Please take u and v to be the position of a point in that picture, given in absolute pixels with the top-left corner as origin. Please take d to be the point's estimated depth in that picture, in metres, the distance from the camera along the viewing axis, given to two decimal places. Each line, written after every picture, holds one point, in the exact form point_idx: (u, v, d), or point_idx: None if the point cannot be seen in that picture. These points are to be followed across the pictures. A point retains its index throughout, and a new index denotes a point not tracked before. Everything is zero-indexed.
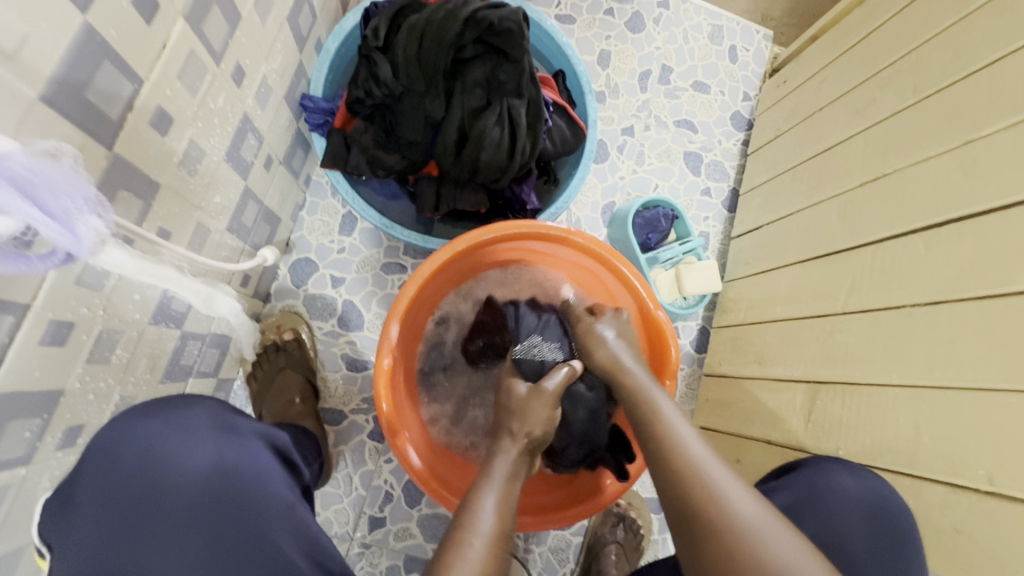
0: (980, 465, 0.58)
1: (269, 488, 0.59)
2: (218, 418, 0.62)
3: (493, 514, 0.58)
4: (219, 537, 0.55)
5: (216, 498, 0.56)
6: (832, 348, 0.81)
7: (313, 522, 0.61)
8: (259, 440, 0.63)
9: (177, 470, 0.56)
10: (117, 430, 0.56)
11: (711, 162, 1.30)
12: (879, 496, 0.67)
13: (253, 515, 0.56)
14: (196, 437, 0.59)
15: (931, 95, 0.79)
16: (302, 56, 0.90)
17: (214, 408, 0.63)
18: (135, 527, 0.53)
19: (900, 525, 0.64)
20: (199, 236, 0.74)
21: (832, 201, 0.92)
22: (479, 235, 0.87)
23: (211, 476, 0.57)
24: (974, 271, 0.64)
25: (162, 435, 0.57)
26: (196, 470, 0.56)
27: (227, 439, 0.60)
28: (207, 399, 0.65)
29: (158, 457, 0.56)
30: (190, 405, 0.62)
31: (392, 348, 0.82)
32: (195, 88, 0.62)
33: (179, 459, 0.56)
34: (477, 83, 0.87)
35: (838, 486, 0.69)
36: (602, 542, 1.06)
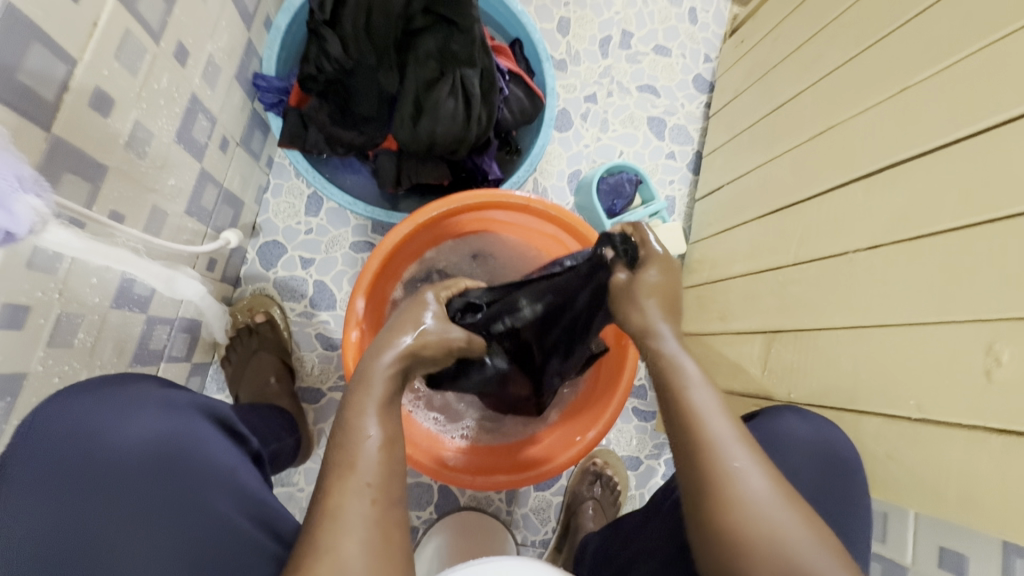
0: (912, 397, 0.61)
1: (216, 451, 0.59)
2: (160, 395, 0.60)
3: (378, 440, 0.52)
4: (157, 510, 0.54)
5: (156, 469, 0.55)
6: (784, 299, 0.85)
7: (259, 486, 0.61)
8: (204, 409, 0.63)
9: (109, 444, 0.55)
10: (51, 407, 0.55)
11: (674, 126, 1.31)
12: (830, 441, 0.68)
13: (193, 484, 0.56)
14: (133, 411, 0.57)
15: (872, 46, 0.80)
16: (251, 35, 0.89)
17: (148, 388, 0.61)
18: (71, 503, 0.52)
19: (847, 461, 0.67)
20: (156, 220, 0.74)
21: (785, 156, 0.94)
22: (436, 207, 0.88)
23: (148, 447, 0.56)
24: (909, 214, 0.67)
25: (100, 404, 0.56)
26: (130, 443, 0.55)
27: (168, 413, 0.59)
28: (148, 378, 0.63)
29: (97, 427, 0.55)
30: (128, 382, 0.60)
31: (358, 322, 0.84)
32: (135, 68, 0.61)
33: (118, 429, 0.56)
34: (429, 54, 0.86)
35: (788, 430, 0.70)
36: (580, 499, 1.10)
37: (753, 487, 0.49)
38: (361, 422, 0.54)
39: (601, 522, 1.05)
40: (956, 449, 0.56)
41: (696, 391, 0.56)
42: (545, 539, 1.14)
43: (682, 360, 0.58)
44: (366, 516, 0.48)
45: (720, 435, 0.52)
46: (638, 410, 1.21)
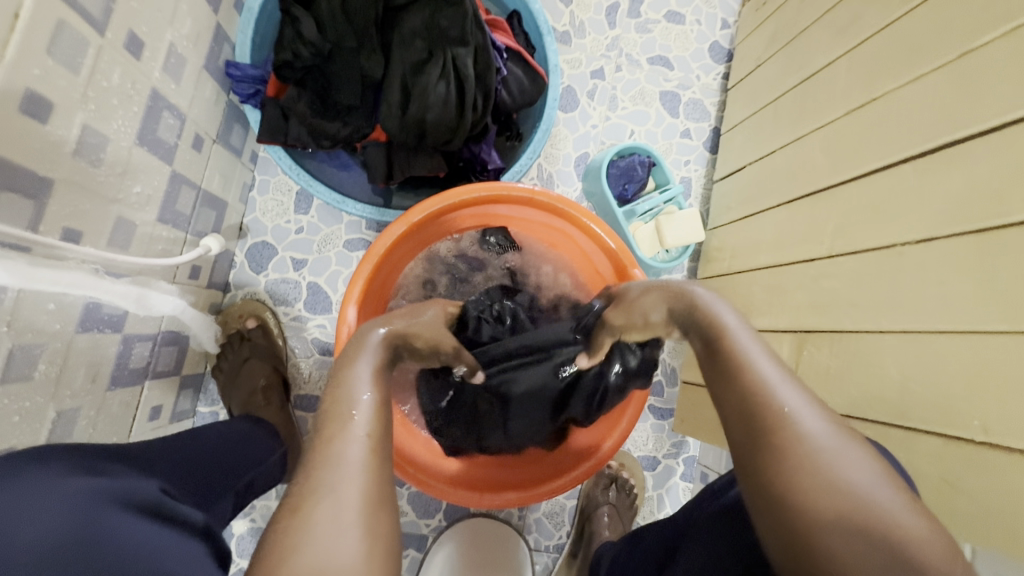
0: (973, 415, 0.54)
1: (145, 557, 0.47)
2: (76, 474, 0.49)
3: (366, 387, 0.51)
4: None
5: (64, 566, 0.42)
6: (819, 295, 0.76)
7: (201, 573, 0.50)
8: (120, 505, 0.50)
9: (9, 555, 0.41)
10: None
11: (689, 101, 1.21)
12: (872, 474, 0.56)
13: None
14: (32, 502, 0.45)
15: (922, 4, 0.70)
16: (220, 19, 0.81)
17: (58, 471, 0.48)
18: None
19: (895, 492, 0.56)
20: (122, 232, 0.67)
21: (817, 133, 0.84)
22: (432, 204, 0.80)
23: (54, 544, 0.43)
24: (970, 202, 0.58)
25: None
26: (26, 542, 0.42)
27: (75, 503, 0.47)
28: (52, 449, 0.51)
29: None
30: (38, 458, 0.49)
31: (352, 333, 0.78)
32: (76, 65, 0.54)
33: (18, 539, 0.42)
34: (416, 32, 0.78)
35: None
36: (595, 504, 1.05)
37: (844, 467, 0.40)
38: (353, 381, 0.51)
39: (618, 531, 0.99)
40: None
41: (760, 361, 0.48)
42: (560, 544, 1.10)
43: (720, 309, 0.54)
44: (361, 460, 0.44)
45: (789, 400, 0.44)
46: (654, 408, 1.13)
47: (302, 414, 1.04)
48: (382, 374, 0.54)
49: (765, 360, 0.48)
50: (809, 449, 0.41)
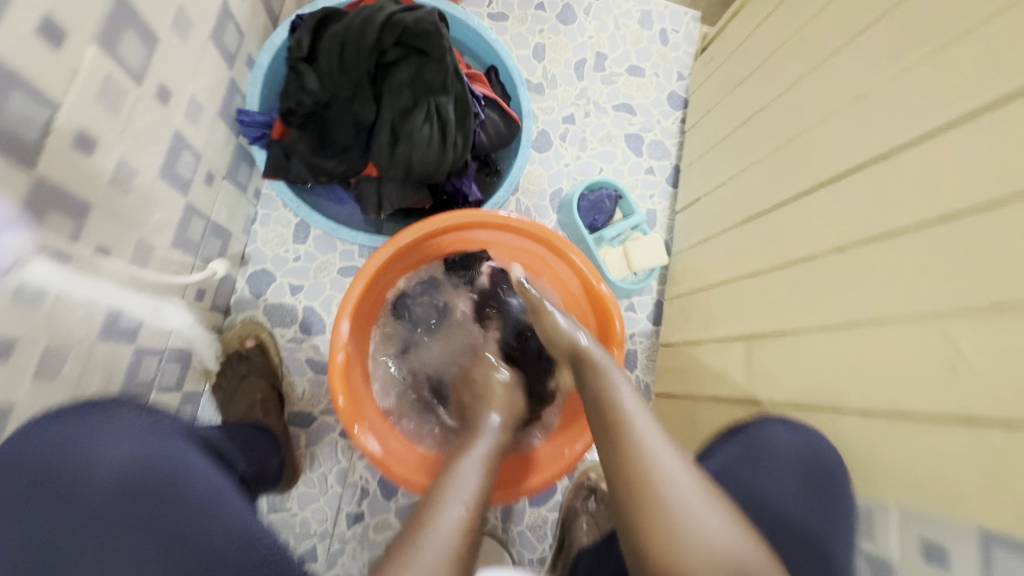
0: (885, 394, 0.63)
1: (195, 475, 0.60)
2: (141, 419, 0.62)
3: (460, 503, 0.61)
4: (134, 536, 0.54)
5: (132, 495, 0.56)
6: (762, 303, 0.86)
7: (241, 517, 0.59)
8: (179, 437, 0.64)
9: (89, 467, 0.56)
10: (25, 434, 0.56)
11: (652, 142, 1.35)
12: (811, 445, 0.74)
13: (170, 514, 0.56)
14: (112, 436, 0.58)
15: (828, 57, 0.84)
16: (234, 73, 0.93)
17: (95, 430, 0.58)
18: (47, 524, 0.53)
19: (829, 463, 0.71)
20: (143, 252, 0.76)
21: (756, 166, 0.97)
22: (418, 229, 0.90)
23: (127, 470, 0.56)
24: (872, 215, 0.69)
25: (82, 433, 0.58)
26: (109, 467, 0.56)
27: (143, 437, 0.60)
28: (129, 405, 0.64)
29: (74, 453, 0.56)
30: (108, 408, 0.61)
31: (344, 344, 0.86)
32: (118, 109, 0.65)
33: (92, 457, 0.56)
34: (403, 84, 0.90)
35: (772, 438, 0.78)
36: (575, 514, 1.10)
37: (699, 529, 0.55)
38: (450, 496, 0.61)
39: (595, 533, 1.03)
40: (931, 438, 0.57)
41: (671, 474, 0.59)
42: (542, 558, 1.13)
43: (640, 420, 0.65)
44: None
45: (687, 500, 0.57)
46: None
47: (295, 429, 1.10)
48: (487, 479, 0.66)
49: (677, 469, 0.60)
50: (672, 500, 0.57)
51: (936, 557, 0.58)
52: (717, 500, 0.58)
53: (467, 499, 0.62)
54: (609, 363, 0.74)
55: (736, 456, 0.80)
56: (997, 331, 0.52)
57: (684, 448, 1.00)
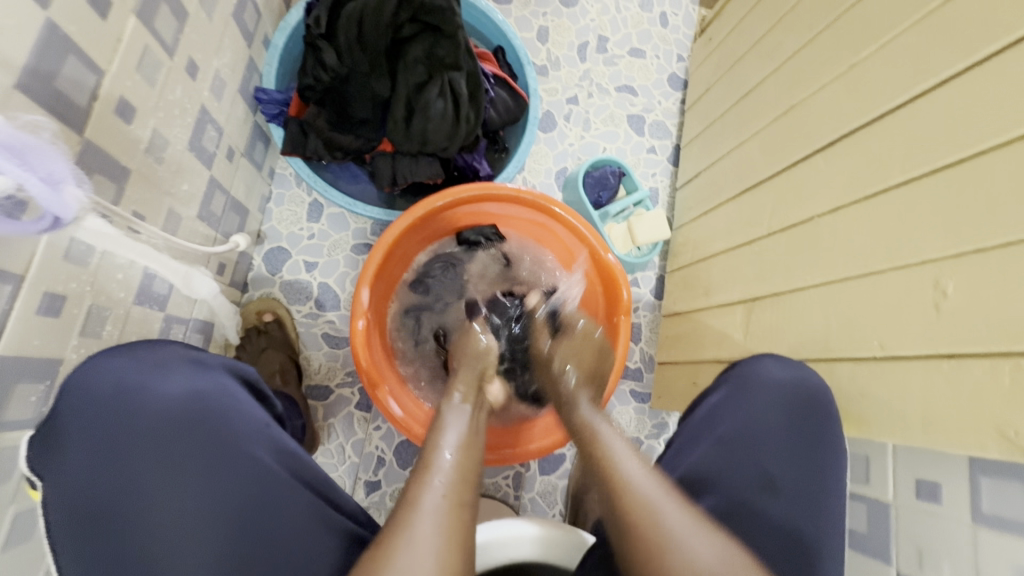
0: (874, 336, 0.65)
1: (241, 412, 0.63)
2: (186, 354, 0.64)
3: (444, 475, 0.60)
4: (196, 453, 0.58)
5: (189, 421, 0.59)
6: (762, 266, 0.90)
7: (285, 438, 0.65)
8: (226, 372, 0.66)
9: (146, 396, 0.58)
10: (85, 366, 0.58)
11: (653, 122, 1.39)
12: (798, 378, 0.74)
13: (225, 436, 0.60)
14: (165, 368, 0.61)
15: (822, 31, 0.88)
16: (252, 52, 0.96)
17: (150, 369, 0.60)
18: (110, 445, 0.56)
19: (821, 399, 0.71)
20: (172, 222, 0.79)
21: (754, 139, 1.01)
22: (433, 202, 0.93)
23: (183, 400, 0.59)
24: (860, 175, 0.73)
25: (134, 367, 0.60)
26: (167, 395, 0.59)
27: (194, 369, 0.63)
28: (171, 341, 0.66)
29: (128, 387, 0.58)
30: (158, 344, 0.64)
31: (364, 311, 0.89)
32: (153, 80, 0.68)
33: (148, 388, 0.59)
34: (418, 59, 0.94)
35: (761, 372, 0.76)
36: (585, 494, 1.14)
37: (688, 548, 0.54)
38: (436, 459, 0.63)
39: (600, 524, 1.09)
40: (916, 376, 0.60)
41: (642, 484, 0.60)
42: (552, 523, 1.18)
43: (611, 439, 0.67)
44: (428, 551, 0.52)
45: (677, 523, 0.56)
46: (634, 393, 1.23)
47: (313, 402, 1.14)
48: (468, 441, 0.68)
49: (665, 503, 0.58)
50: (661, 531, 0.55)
51: (928, 492, 0.64)
52: (699, 522, 0.57)
53: (453, 477, 0.60)
54: (591, 373, 0.79)
55: (725, 397, 0.76)
56: (980, 270, 0.55)
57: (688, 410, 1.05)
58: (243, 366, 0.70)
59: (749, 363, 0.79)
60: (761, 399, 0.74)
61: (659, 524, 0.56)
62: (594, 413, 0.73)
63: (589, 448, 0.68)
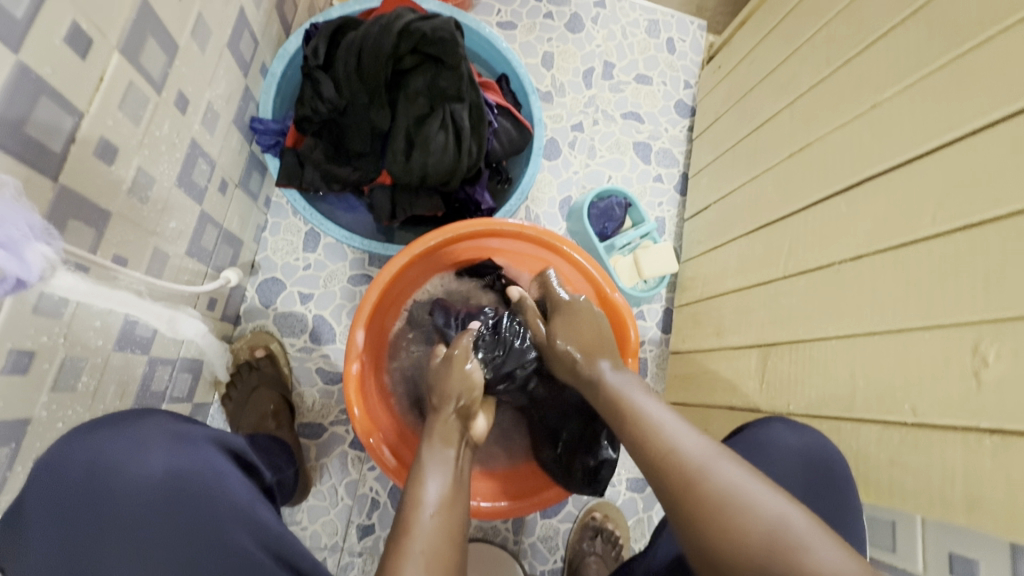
0: (906, 401, 0.62)
1: (225, 491, 0.58)
2: (169, 427, 0.60)
3: (433, 507, 0.59)
4: (173, 545, 0.53)
5: (167, 504, 0.54)
6: (777, 310, 0.86)
7: (273, 520, 0.60)
8: (213, 444, 0.62)
9: (122, 477, 0.54)
10: (60, 444, 0.54)
11: (660, 150, 1.35)
12: (816, 445, 0.70)
13: (207, 524, 0.55)
14: (145, 446, 0.57)
15: (840, 67, 0.85)
16: (248, 81, 0.93)
17: (127, 447, 0.56)
18: (84, 534, 0.52)
19: (830, 458, 0.69)
20: (157, 262, 0.75)
21: (767, 174, 0.97)
22: (432, 237, 0.89)
23: (161, 481, 0.55)
24: (888, 223, 0.69)
25: (110, 445, 0.55)
26: (145, 477, 0.54)
27: (177, 445, 0.58)
28: (158, 410, 0.62)
29: (104, 468, 0.54)
30: (142, 416, 0.60)
31: (358, 354, 0.85)
32: (138, 117, 0.64)
33: (126, 468, 0.54)
34: (418, 91, 0.90)
35: (776, 437, 0.72)
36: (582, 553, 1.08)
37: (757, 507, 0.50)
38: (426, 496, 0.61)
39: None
40: (957, 449, 0.56)
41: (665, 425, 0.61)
42: (553, 570, 1.12)
43: (648, 405, 0.65)
44: None
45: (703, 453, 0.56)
46: None
47: (305, 441, 1.09)
48: (455, 484, 0.64)
49: (686, 434, 0.59)
50: (753, 518, 0.49)
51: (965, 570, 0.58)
52: (722, 450, 0.57)
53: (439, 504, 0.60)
54: (626, 386, 0.69)
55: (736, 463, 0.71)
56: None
57: None
58: (232, 435, 0.67)
59: (759, 426, 0.75)
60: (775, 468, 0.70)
61: (700, 481, 0.53)
62: (614, 375, 0.72)
63: (611, 410, 0.68)
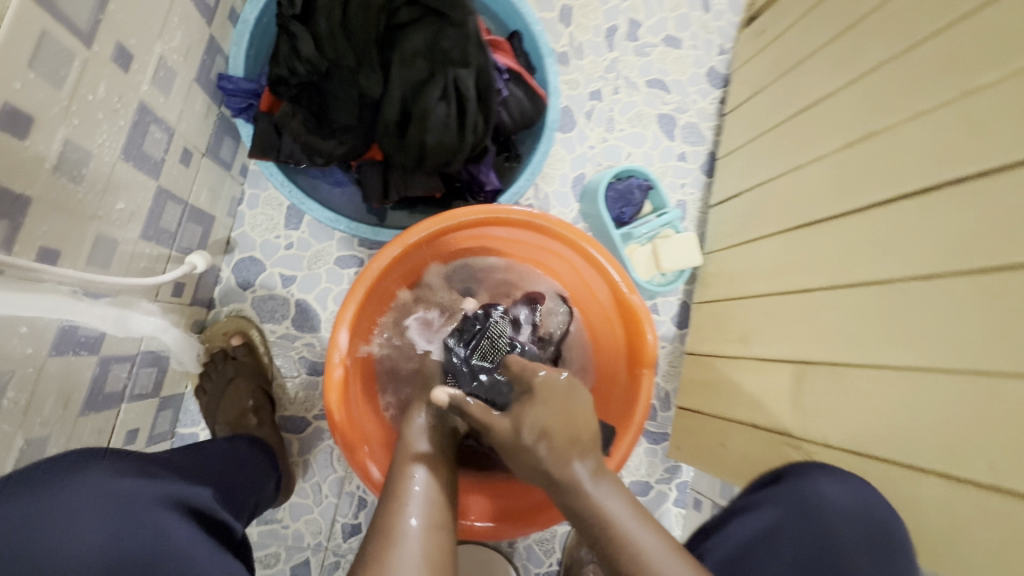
0: (979, 459, 0.53)
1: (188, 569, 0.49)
2: (109, 486, 0.50)
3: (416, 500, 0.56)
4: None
5: None
6: (820, 326, 0.76)
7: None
8: (168, 506, 0.52)
9: (59, 556, 0.45)
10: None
11: (686, 125, 1.21)
12: (867, 505, 0.63)
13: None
14: (77, 518, 0.47)
15: (923, 40, 0.70)
16: (213, 30, 0.78)
17: (57, 521, 0.46)
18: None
19: (888, 526, 0.61)
20: (102, 251, 0.64)
21: (815, 164, 0.84)
22: (428, 227, 0.77)
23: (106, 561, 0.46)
24: (975, 241, 0.58)
25: (44, 517, 0.46)
26: (79, 557, 0.46)
27: (119, 513, 0.49)
28: (103, 459, 0.53)
29: (29, 547, 0.45)
30: (80, 468, 0.51)
31: (343, 358, 0.75)
32: (59, 78, 0.51)
33: (63, 545, 0.46)
34: (417, 52, 0.77)
35: (822, 492, 0.67)
36: (580, 562, 1.02)
37: None
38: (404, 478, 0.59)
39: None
40: None
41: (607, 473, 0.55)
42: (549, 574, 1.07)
43: None
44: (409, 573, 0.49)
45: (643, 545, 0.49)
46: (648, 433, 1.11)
47: (287, 435, 1.01)
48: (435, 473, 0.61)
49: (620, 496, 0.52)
50: None
51: None
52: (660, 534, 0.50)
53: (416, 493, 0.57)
54: None
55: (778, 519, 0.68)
56: None
57: (712, 471, 0.92)
58: (194, 487, 0.58)
59: (801, 478, 0.70)
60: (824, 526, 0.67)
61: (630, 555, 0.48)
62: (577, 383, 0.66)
63: None
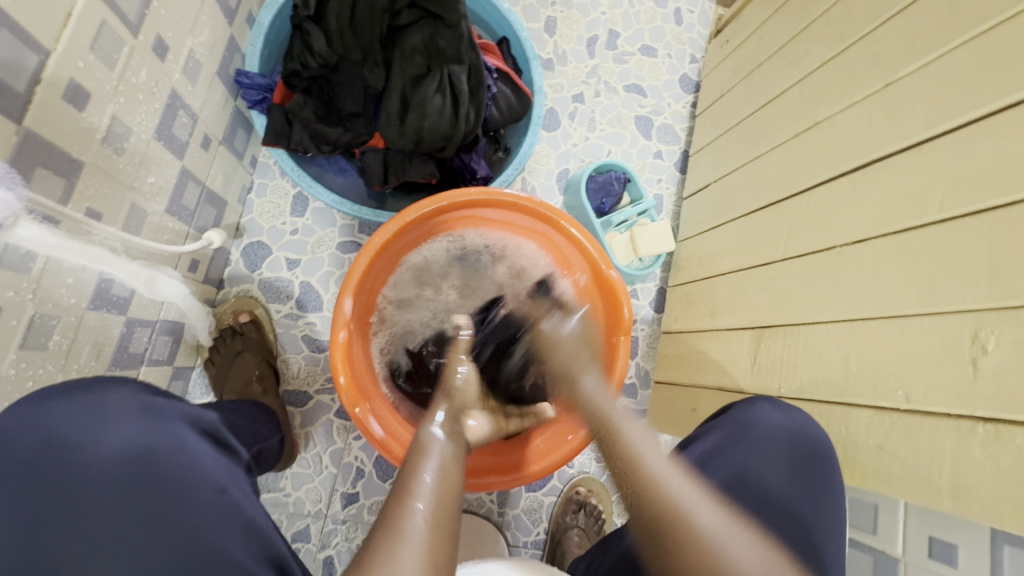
0: (899, 387, 0.62)
1: (195, 469, 0.56)
2: (137, 398, 0.58)
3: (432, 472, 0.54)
4: (139, 522, 0.52)
5: (136, 478, 0.53)
6: (774, 293, 0.85)
7: (246, 502, 0.58)
8: (183, 421, 0.60)
9: (88, 452, 0.53)
10: (27, 408, 0.54)
11: (661, 125, 1.32)
12: (800, 427, 0.70)
13: (178, 501, 0.53)
14: (107, 420, 0.55)
15: (856, 43, 0.81)
16: (233, 30, 0.88)
17: (84, 424, 0.54)
18: (35, 512, 0.51)
19: (821, 449, 0.68)
20: (134, 219, 0.72)
21: (770, 154, 0.95)
22: (425, 206, 0.86)
23: (123, 458, 0.53)
24: (895, 206, 0.67)
25: (74, 418, 0.54)
26: (108, 450, 0.53)
27: (144, 418, 0.57)
28: (130, 382, 0.61)
29: (63, 444, 0.53)
30: (107, 386, 0.58)
31: (346, 322, 0.82)
32: (112, 61, 0.60)
33: (89, 442, 0.53)
34: (416, 50, 0.87)
35: (761, 418, 0.72)
36: (564, 527, 1.09)
37: None
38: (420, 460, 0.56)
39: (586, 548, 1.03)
40: (953, 439, 0.56)
41: None
42: (536, 541, 1.13)
43: None
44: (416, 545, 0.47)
45: None
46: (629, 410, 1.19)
47: (290, 409, 1.07)
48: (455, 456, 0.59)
49: None
50: None
51: (943, 553, 0.60)
52: None
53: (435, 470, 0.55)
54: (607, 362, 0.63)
55: (722, 443, 0.72)
56: None
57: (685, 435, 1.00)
58: (205, 412, 0.65)
59: (745, 407, 0.74)
60: (757, 447, 0.70)
61: None
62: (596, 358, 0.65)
63: None
